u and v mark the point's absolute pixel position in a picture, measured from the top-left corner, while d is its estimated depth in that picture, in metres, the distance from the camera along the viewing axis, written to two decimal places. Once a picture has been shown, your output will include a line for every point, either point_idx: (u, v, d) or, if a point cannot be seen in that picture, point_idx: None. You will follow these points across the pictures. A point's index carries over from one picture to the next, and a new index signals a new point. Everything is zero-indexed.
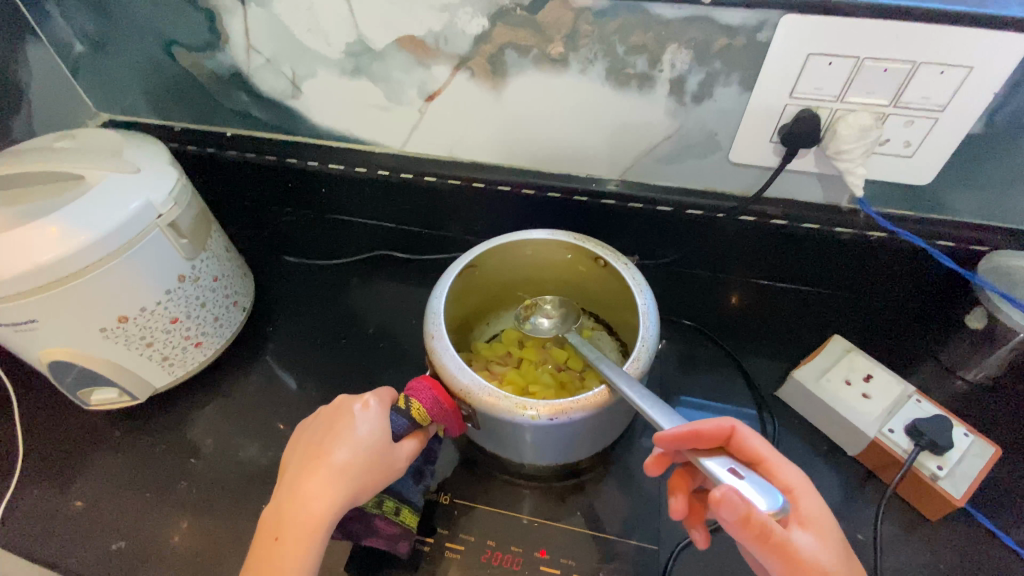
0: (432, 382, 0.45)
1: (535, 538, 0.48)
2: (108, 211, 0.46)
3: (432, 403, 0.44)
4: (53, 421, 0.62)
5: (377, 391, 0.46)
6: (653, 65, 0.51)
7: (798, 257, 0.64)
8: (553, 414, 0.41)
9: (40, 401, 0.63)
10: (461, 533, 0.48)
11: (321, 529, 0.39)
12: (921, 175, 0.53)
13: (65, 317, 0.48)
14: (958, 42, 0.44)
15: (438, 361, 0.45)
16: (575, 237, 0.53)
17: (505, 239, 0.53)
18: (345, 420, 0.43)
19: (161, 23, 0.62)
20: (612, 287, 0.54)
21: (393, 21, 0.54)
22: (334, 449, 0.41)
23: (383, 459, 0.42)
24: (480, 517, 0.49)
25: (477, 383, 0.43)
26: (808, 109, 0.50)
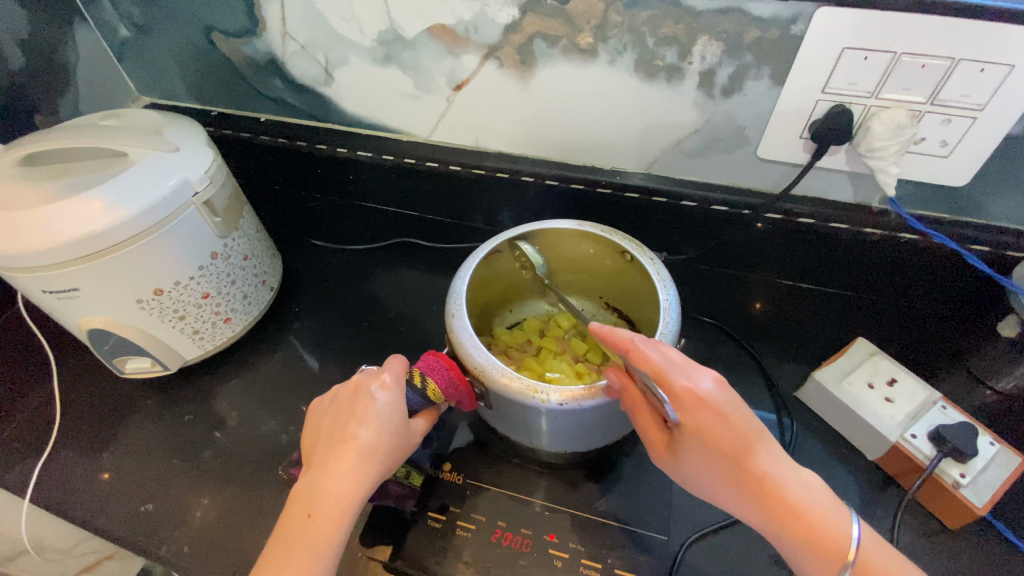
0: (449, 361, 0.45)
1: (545, 523, 0.49)
2: (148, 188, 0.48)
3: (447, 383, 0.45)
4: (89, 388, 0.65)
5: (388, 365, 0.46)
6: (683, 57, 0.51)
7: (825, 258, 0.63)
8: (563, 399, 0.41)
9: (77, 368, 0.66)
10: (472, 513, 0.49)
11: (352, 510, 0.40)
12: (956, 177, 0.51)
13: (105, 287, 0.50)
14: (1002, 39, 0.42)
15: (456, 339, 0.46)
16: (602, 229, 0.53)
17: (531, 227, 0.53)
18: (365, 402, 0.43)
19: (202, 9, 0.64)
20: (637, 281, 0.53)
21: (424, 9, 0.55)
22: (361, 432, 0.42)
23: (405, 437, 0.44)
24: (491, 499, 0.50)
25: (492, 363, 0.43)
26: (840, 105, 0.49)
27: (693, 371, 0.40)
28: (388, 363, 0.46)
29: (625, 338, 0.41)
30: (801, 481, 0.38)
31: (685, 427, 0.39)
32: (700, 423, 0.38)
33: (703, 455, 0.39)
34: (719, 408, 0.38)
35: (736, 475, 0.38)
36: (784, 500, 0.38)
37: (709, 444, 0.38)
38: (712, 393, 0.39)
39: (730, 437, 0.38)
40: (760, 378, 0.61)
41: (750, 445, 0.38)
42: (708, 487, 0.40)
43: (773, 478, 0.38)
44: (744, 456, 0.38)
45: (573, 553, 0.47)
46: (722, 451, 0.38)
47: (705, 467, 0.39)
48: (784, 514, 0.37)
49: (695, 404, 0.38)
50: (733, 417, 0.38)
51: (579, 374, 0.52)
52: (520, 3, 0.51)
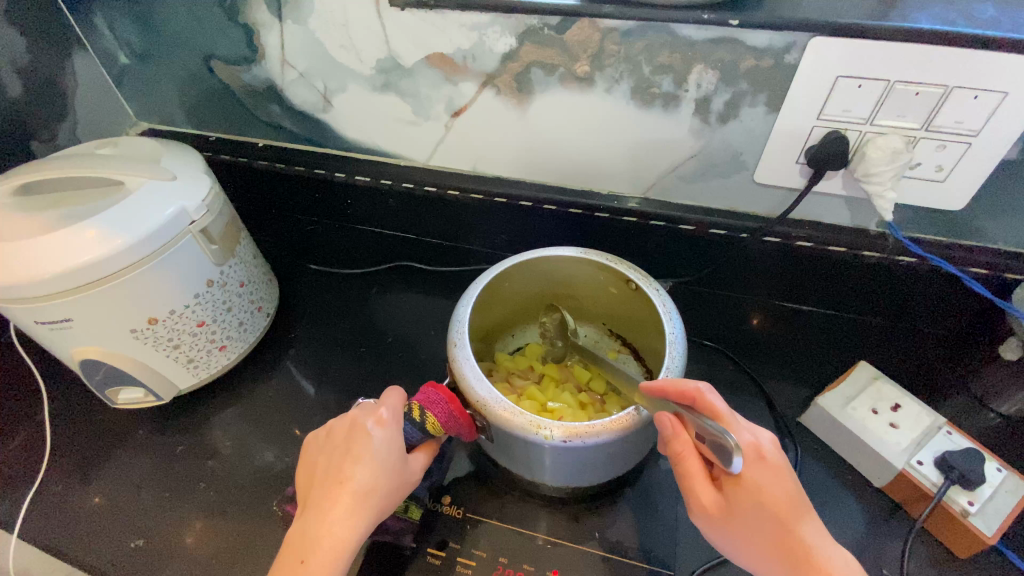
0: (448, 394, 0.45)
1: (548, 557, 0.48)
2: (144, 218, 0.48)
3: (447, 417, 0.44)
4: (79, 417, 0.63)
5: (385, 400, 0.45)
6: (679, 85, 0.52)
7: (826, 282, 0.63)
8: (567, 436, 0.41)
9: (68, 397, 0.65)
10: (473, 548, 0.48)
11: (347, 552, 0.39)
12: (953, 201, 0.51)
13: (98, 319, 0.49)
14: (994, 68, 0.43)
15: (457, 370, 0.45)
16: (607, 258, 0.52)
17: (534, 253, 0.53)
18: (361, 440, 0.42)
19: (202, 37, 0.64)
20: (642, 311, 0.53)
21: (423, 39, 0.56)
22: (357, 474, 0.41)
23: (404, 475, 0.43)
24: (494, 533, 0.49)
25: (494, 397, 0.43)
26: (835, 131, 0.50)
27: (750, 429, 0.41)
28: (385, 396, 0.46)
29: (689, 389, 0.41)
30: (843, 564, 0.37)
31: (744, 478, 0.38)
32: (758, 475, 0.38)
33: (756, 514, 0.38)
34: (777, 467, 0.39)
35: (778, 542, 0.37)
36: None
37: (765, 503, 0.38)
38: (770, 456, 0.39)
39: (784, 505, 0.38)
40: (762, 402, 0.61)
41: (801, 514, 0.38)
42: (747, 547, 0.39)
43: (821, 552, 0.37)
44: (792, 524, 0.37)
45: None
46: (777, 511, 0.37)
47: (754, 531, 0.38)
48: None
49: (757, 458, 0.39)
50: (787, 478, 0.39)
51: (583, 405, 0.52)
52: (518, 33, 0.52)
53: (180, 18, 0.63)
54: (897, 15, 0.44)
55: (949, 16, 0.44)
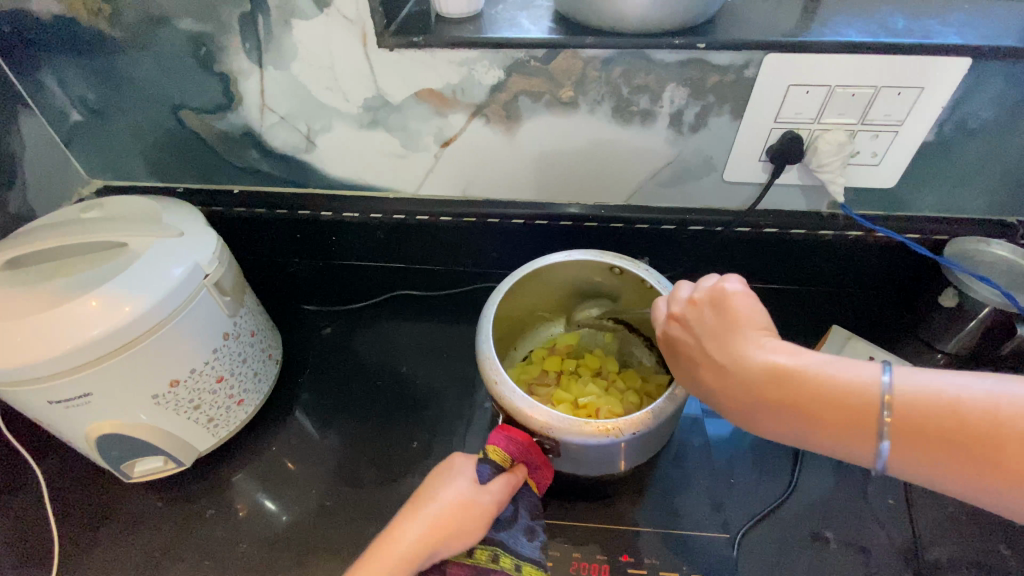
0: (502, 424, 0.48)
1: (617, 543, 0.51)
2: (157, 279, 0.46)
3: (506, 440, 0.47)
4: (82, 503, 0.59)
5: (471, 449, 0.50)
6: (654, 102, 0.58)
7: (789, 261, 0.71)
8: (635, 428, 0.45)
9: (63, 484, 0.61)
10: (548, 549, 0.50)
11: (402, 560, 0.43)
12: (888, 180, 0.61)
13: (117, 391, 0.47)
14: (912, 69, 0.52)
15: (510, 404, 0.46)
16: (589, 253, 0.57)
17: (532, 266, 0.57)
18: (441, 469, 0.48)
19: (169, 88, 0.62)
20: (630, 288, 0.59)
21: (411, 77, 0.58)
22: (424, 490, 0.46)
23: (470, 503, 0.45)
24: (561, 533, 0.51)
25: (556, 417, 0.45)
26: (790, 131, 0.57)
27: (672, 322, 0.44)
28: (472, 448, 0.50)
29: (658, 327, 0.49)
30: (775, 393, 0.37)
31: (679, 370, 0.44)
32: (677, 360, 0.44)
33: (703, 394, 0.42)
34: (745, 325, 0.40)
35: (796, 403, 0.36)
36: (873, 408, 0.34)
37: (691, 380, 0.42)
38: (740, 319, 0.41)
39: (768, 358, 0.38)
40: None
41: (786, 354, 0.37)
42: (779, 429, 0.38)
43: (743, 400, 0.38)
44: (784, 368, 0.37)
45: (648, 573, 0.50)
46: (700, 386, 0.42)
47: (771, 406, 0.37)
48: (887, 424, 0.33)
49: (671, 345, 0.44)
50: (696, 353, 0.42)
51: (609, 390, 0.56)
52: (506, 66, 0.56)
53: (143, 70, 0.61)
54: (814, 30, 0.52)
55: (871, 29, 0.52)
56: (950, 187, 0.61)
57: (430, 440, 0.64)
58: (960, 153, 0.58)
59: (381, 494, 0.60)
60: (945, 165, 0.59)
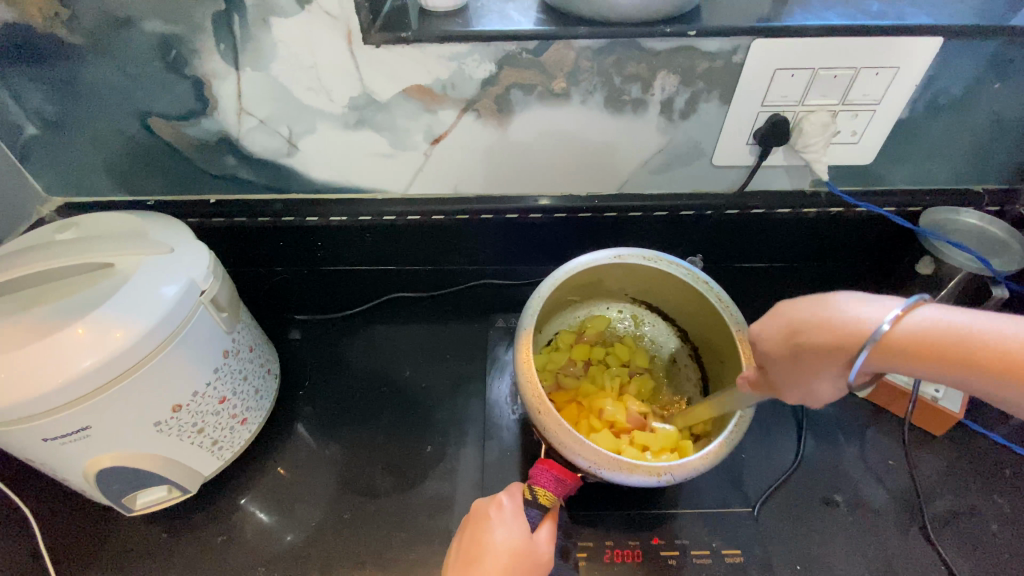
0: (548, 463, 0.49)
1: (645, 528, 0.53)
2: (151, 299, 0.43)
3: (554, 482, 0.49)
4: (81, 543, 0.57)
5: (506, 489, 0.49)
6: (645, 91, 0.58)
7: (775, 240, 0.74)
8: (681, 472, 0.46)
9: (57, 525, 0.58)
10: (580, 540, 0.52)
11: None
12: (866, 157, 0.64)
13: (118, 422, 0.44)
14: (889, 49, 0.54)
15: (559, 444, 0.46)
16: (645, 257, 0.57)
17: (571, 266, 0.55)
18: (487, 524, 0.46)
19: (135, 95, 0.58)
20: (680, 292, 0.59)
21: (399, 74, 0.57)
22: (480, 540, 0.45)
23: (531, 558, 0.45)
24: (592, 524, 0.53)
25: (609, 463, 0.45)
26: (777, 114, 0.59)
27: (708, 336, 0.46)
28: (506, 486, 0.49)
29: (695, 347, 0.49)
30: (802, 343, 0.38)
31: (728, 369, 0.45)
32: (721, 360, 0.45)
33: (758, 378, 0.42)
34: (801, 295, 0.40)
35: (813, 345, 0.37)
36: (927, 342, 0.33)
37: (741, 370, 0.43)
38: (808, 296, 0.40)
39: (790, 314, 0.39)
40: None
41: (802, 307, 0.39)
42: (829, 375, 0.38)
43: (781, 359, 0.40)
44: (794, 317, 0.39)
45: (674, 551, 0.52)
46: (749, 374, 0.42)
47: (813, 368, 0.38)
48: (940, 355, 0.33)
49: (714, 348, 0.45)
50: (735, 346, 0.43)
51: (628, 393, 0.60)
52: (497, 59, 0.56)
53: (105, 77, 0.57)
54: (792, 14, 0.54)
55: (850, 11, 0.54)
56: (922, 160, 0.65)
57: (444, 442, 0.63)
58: (931, 128, 0.61)
59: (400, 501, 0.59)
60: (918, 139, 0.63)
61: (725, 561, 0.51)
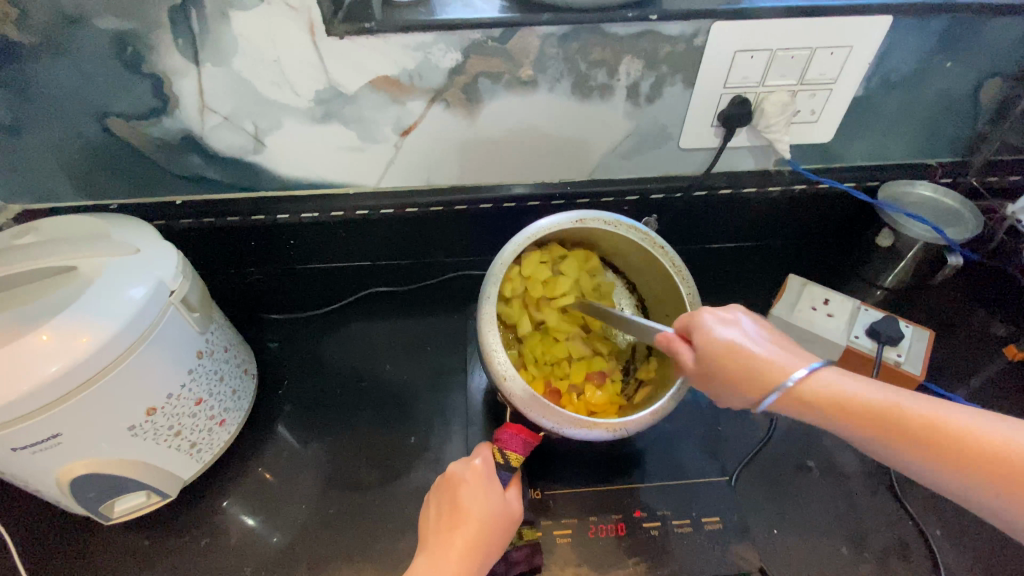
0: (515, 427, 0.49)
1: (627, 502, 0.54)
2: (119, 300, 0.43)
3: (522, 445, 0.49)
4: (60, 558, 0.55)
5: (477, 453, 0.49)
6: (611, 76, 0.59)
7: (742, 219, 0.76)
8: (635, 425, 0.48)
9: (34, 542, 0.56)
10: (563, 518, 0.53)
11: None
12: (825, 135, 0.66)
13: (91, 427, 0.43)
14: (843, 29, 0.56)
15: (522, 406, 0.47)
16: (604, 220, 0.56)
17: (536, 227, 0.55)
18: (464, 489, 0.47)
19: (90, 95, 0.56)
20: (637, 253, 0.59)
21: (365, 65, 0.56)
22: (467, 509, 0.45)
23: (505, 518, 0.47)
24: (576, 500, 0.54)
25: (569, 423, 0.46)
26: (738, 96, 0.61)
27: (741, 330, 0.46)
28: (476, 450, 0.50)
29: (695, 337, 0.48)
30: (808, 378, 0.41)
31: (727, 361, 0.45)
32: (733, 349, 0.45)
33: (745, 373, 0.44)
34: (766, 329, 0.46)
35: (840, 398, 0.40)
36: (870, 406, 0.39)
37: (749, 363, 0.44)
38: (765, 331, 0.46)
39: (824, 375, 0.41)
40: None
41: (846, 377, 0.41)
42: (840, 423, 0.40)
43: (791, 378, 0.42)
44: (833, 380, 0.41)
45: (657, 522, 0.53)
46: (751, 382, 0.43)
47: (750, 380, 0.43)
48: (887, 421, 0.38)
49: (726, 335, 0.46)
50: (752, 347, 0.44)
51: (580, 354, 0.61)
52: (463, 48, 0.56)
53: (57, 78, 0.54)
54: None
55: None
56: (877, 136, 0.67)
57: (427, 432, 0.64)
58: (884, 104, 0.64)
59: (387, 493, 0.59)
60: (873, 116, 0.65)
61: (705, 528, 0.53)
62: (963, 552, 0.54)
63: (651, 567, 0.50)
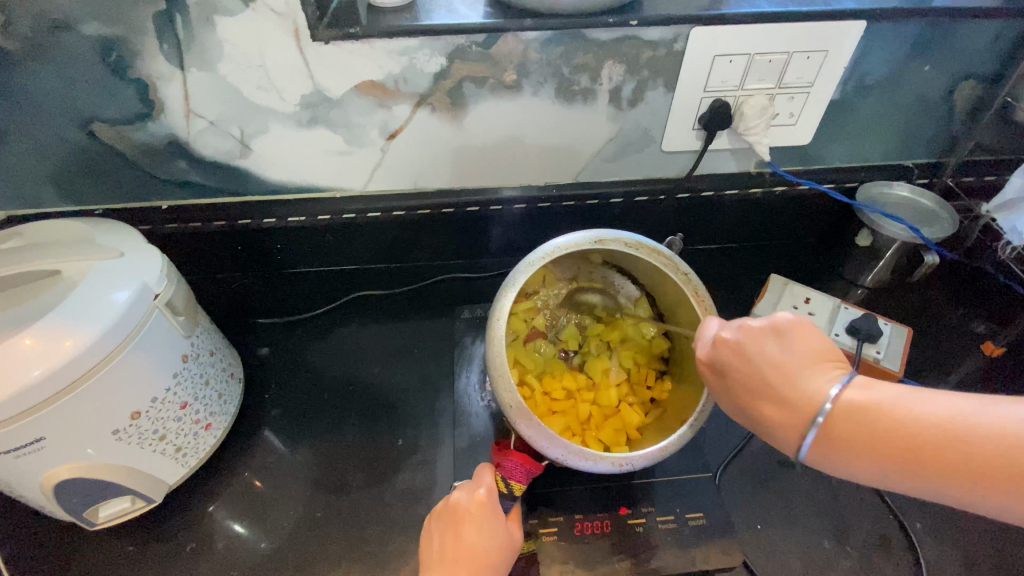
0: (521, 456, 0.49)
1: (614, 499, 0.54)
2: (102, 304, 0.43)
3: (526, 475, 0.49)
4: (42, 566, 0.55)
5: (480, 479, 0.49)
6: (594, 80, 0.60)
7: (726, 221, 0.78)
8: (641, 460, 0.47)
9: (15, 551, 0.56)
10: (550, 516, 0.53)
11: None
12: (804, 137, 0.67)
13: (73, 432, 0.43)
14: (818, 34, 0.57)
15: (527, 435, 0.47)
16: (625, 244, 0.54)
17: (551, 246, 0.53)
18: (470, 521, 0.47)
19: (74, 101, 0.56)
20: (657, 276, 0.57)
21: (350, 70, 0.57)
22: (472, 545, 0.46)
23: (508, 547, 0.48)
24: (563, 499, 0.54)
25: (573, 455, 0.46)
26: (719, 99, 0.62)
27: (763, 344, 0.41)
28: (479, 475, 0.50)
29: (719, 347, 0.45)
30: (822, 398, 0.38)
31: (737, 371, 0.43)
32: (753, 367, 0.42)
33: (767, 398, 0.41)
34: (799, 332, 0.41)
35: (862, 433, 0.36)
36: (920, 433, 0.34)
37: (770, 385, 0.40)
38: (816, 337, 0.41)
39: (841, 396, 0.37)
40: None
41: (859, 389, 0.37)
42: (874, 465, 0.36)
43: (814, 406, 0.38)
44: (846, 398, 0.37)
45: (642, 518, 0.53)
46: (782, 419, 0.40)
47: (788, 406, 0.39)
48: (917, 454, 0.34)
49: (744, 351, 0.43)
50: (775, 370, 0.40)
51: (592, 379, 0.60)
52: (447, 53, 0.56)
53: (40, 84, 0.54)
54: (727, 1, 0.56)
55: None
56: (854, 139, 0.69)
57: (415, 434, 0.64)
58: (860, 107, 0.65)
59: (375, 495, 0.59)
60: (850, 119, 0.66)
61: (691, 524, 0.54)
62: (941, 542, 0.55)
63: (636, 562, 0.51)
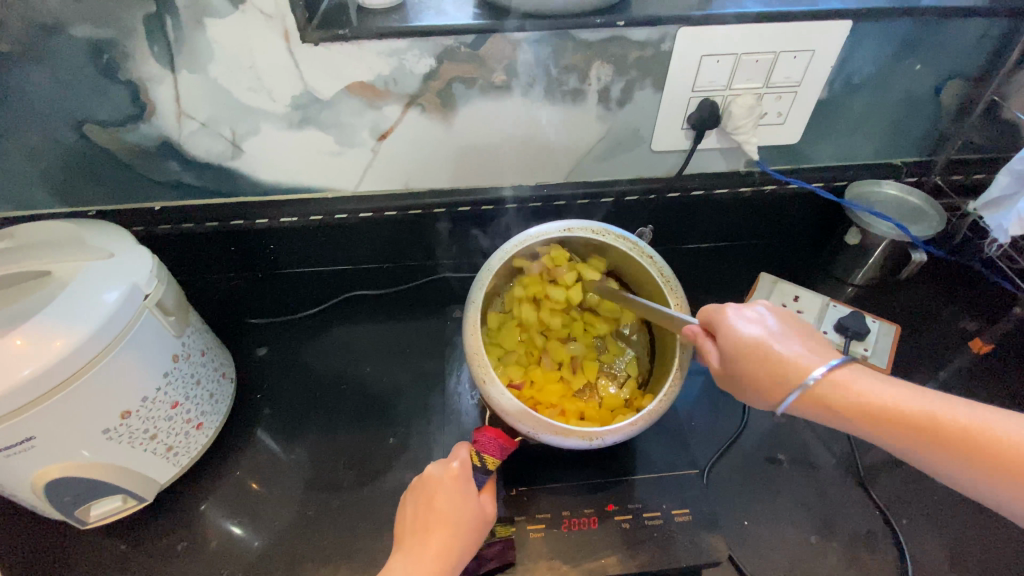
0: (494, 430, 0.50)
1: (601, 496, 0.55)
2: (92, 303, 0.43)
3: (500, 449, 0.49)
4: (35, 565, 0.55)
5: (456, 454, 0.50)
6: (583, 80, 0.61)
7: (716, 219, 0.78)
8: (614, 436, 0.48)
9: (9, 550, 0.56)
10: (537, 513, 0.53)
11: None
12: (793, 136, 0.68)
13: (63, 431, 0.44)
14: (804, 34, 0.57)
15: (500, 407, 0.48)
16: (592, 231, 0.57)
17: (523, 236, 0.57)
18: (441, 490, 0.47)
19: (65, 103, 0.56)
20: (631, 268, 0.60)
21: (340, 71, 0.57)
22: (442, 512, 0.46)
23: (480, 520, 0.48)
24: (550, 496, 0.54)
25: (547, 428, 0.47)
26: (707, 98, 0.62)
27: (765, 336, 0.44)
28: (455, 451, 0.50)
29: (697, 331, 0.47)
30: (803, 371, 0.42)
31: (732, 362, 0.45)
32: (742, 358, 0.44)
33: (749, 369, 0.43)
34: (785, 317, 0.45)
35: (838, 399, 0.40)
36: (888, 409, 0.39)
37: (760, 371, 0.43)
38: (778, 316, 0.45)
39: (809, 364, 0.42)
40: None
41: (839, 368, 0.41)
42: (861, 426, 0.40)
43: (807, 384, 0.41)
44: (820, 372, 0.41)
45: (629, 514, 0.54)
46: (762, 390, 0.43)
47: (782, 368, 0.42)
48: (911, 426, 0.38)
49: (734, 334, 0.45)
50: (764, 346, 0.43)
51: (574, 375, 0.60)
52: (436, 54, 0.57)
53: (31, 87, 0.55)
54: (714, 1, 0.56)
55: None
56: (843, 138, 0.69)
57: (406, 433, 0.64)
58: (848, 105, 0.66)
59: (365, 493, 0.60)
60: (838, 118, 0.67)
61: (677, 520, 0.54)
62: (926, 535, 0.56)
63: (623, 557, 0.51)
